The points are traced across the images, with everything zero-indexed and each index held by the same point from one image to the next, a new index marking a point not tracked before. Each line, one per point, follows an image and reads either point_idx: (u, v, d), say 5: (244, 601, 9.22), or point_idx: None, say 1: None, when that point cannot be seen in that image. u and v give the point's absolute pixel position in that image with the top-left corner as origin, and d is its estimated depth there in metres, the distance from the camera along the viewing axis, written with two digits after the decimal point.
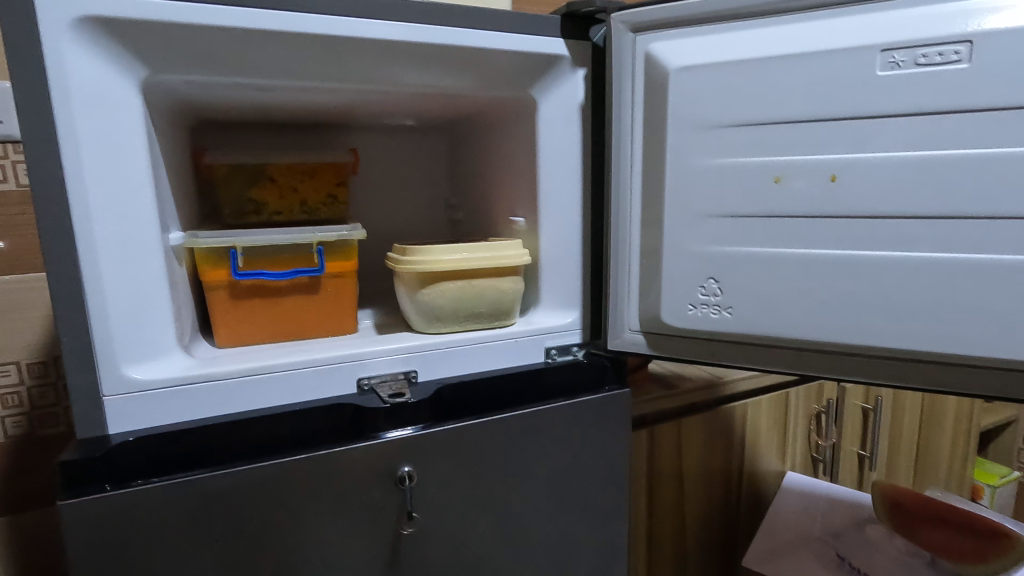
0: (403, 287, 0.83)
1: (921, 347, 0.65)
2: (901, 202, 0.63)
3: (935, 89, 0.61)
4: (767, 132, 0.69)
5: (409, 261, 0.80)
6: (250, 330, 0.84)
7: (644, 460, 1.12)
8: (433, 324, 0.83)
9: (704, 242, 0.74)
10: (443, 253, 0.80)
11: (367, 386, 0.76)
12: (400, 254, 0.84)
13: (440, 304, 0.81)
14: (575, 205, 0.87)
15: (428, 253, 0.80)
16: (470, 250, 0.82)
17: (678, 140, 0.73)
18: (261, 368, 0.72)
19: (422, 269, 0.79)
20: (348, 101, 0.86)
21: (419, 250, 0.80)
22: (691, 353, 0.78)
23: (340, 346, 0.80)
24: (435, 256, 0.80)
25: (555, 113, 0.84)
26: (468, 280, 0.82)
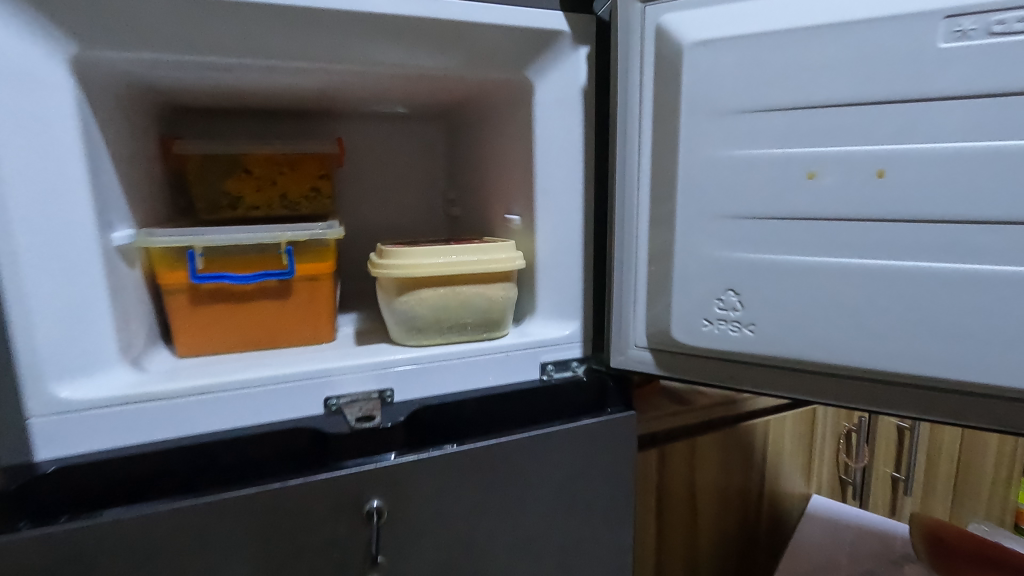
0: (380, 292, 0.73)
1: (985, 378, 0.54)
2: (965, 203, 0.52)
3: (1011, 63, 0.49)
4: (799, 119, 0.58)
5: (387, 264, 0.70)
6: (213, 338, 0.76)
7: (653, 483, 1.02)
8: (411, 337, 0.73)
9: (722, 247, 0.63)
10: (425, 256, 0.70)
11: (335, 407, 0.67)
12: (379, 255, 0.74)
13: (420, 314, 0.71)
14: (575, 203, 0.77)
15: (408, 256, 0.70)
16: (459, 252, 0.71)
17: (694, 128, 0.62)
18: (210, 385, 0.63)
19: (399, 275, 0.69)
20: (322, 84, 0.77)
21: (398, 252, 0.70)
22: (706, 376, 0.68)
23: (308, 359, 0.71)
24: (415, 260, 0.69)
25: (554, 98, 0.74)
26: (452, 287, 0.71)
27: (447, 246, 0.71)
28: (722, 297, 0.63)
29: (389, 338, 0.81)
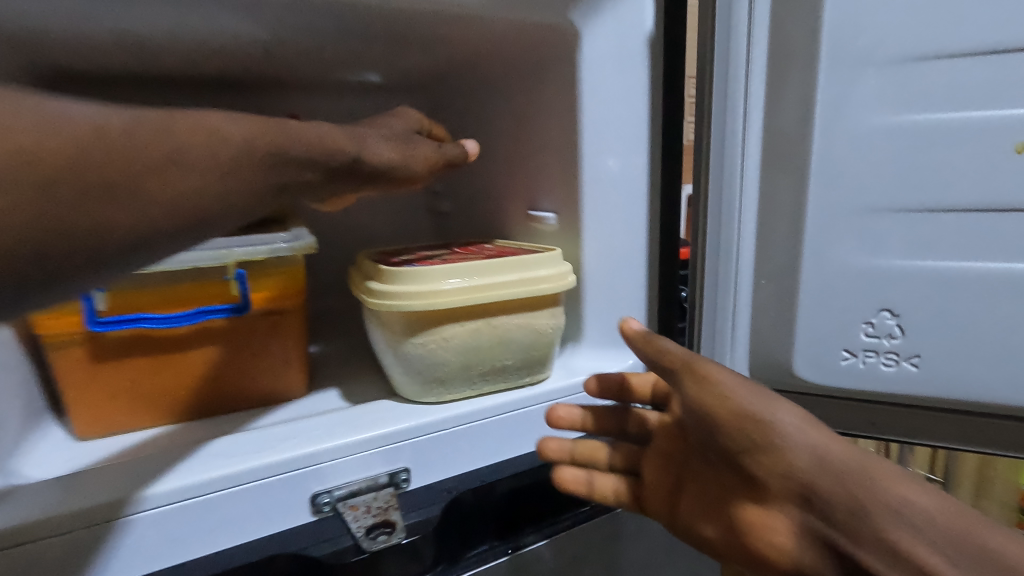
0: (381, 331, 0.52)
1: None
2: None
3: None
4: (1001, 69, 0.40)
5: (392, 294, 0.48)
6: (131, 410, 0.51)
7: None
8: (430, 392, 0.52)
9: (873, 252, 0.46)
10: (446, 278, 0.49)
11: (328, 504, 0.46)
12: (375, 279, 0.52)
13: (443, 361, 0.50)
14: (637, 194, 0.58)
15: (423, 281, 0.48)
16: (492, 268, 0.50)
17: (835, 87, 0.44)
18: (107, 507, 0.40)
19: (412, 309, 0.48)
20: (275, 33, 0.53)
21: (406, 276, 0.48)
22: (842, 424, 0.50)
23: (280, 432, 0.49)
24: (432, 286, 0.48)
25: (609, 53, 0.54)
26: (486, 320, 0.51)
27: (474, 261, 0.50)
28: (874, 320, 0.46)
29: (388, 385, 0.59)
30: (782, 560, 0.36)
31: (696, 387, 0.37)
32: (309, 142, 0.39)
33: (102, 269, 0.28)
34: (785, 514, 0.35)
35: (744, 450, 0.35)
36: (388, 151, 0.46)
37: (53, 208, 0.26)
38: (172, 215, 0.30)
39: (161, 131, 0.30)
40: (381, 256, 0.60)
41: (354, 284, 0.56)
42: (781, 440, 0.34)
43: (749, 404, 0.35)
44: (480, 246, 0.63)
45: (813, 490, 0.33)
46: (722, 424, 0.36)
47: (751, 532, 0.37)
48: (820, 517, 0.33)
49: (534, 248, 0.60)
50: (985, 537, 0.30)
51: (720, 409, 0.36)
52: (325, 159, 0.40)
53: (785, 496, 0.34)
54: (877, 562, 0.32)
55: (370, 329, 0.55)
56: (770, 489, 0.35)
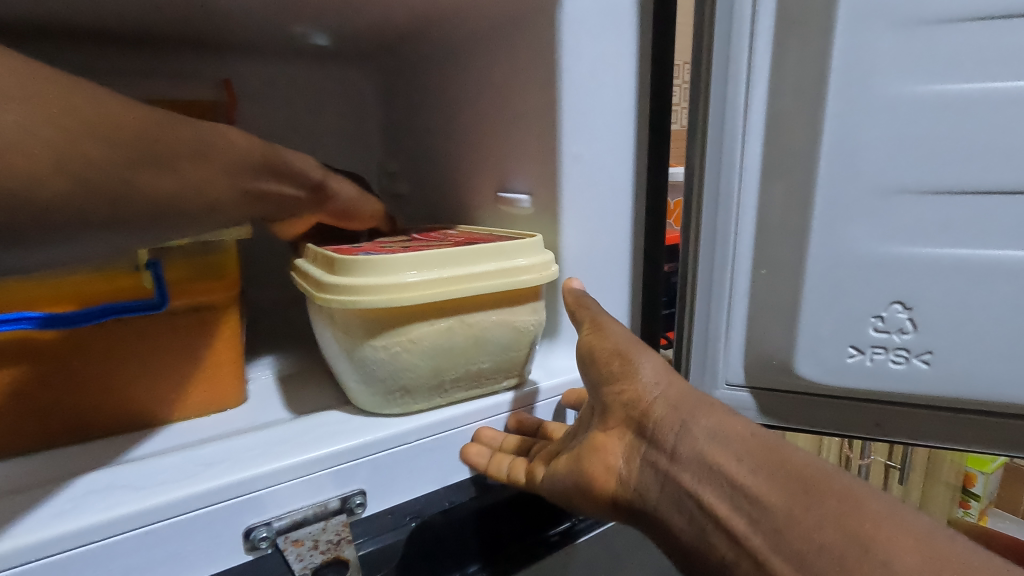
0: (337, 331, 0.44)
1: None
2: None
3: None
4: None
5: (347, 290, 0.41)
6: (19, 432, 0.41)
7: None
8: (395, 402, 0.44)
9: (889, 239, 0.41)
10: (411, 271, 0.41)
11: (268, 540, 0.38)
12: (324, 270, 0.44)
13: (412, 366, 0.43)
14: (619, 174, 0.52)
15: (384, 273, 0.41)
16: (462, 258, 0.43)
17: (851, 53, 0.39)
18: None
19: (373, 307, 0.40)
20: None
21: (364, 266, 0.41)
22: (841, 424, 0.47)
23: (208, 453, 0.40)
24: (394, 280, 0.40)
25: (592, 12, 0.48)
26: (457, 317, 0.44)
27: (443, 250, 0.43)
28: (888, 313, 0.42)
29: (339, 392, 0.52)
30: (610, 479, 0.38)
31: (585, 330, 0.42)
32: (282, 163, 0.44)
33: (125, 226, 0.33)
34: (621, 437, 0.39)
35: (601, 379, 0.40)
36: (352, 190, 0.50)
37: (137, 180, 0.33)
38: (182, 192, 0.36)
39: (187, 127, 0.37)
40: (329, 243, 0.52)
41: (298, 277, 0.48)
42: (632, 373, 0.39)
43: (622, 342, 0.40)
44: (445, 233, 0.56)
45: (647, 416, 0.37)
46: (589, 357, 0.41)
47: (588, 454, 0.40)
48: (647, 441, 0.37)
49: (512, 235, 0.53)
50: (787, 454, 0.33)
51: (594, 345, 0.41)
52: (292, 177, 0.45)
53: (625, 422, 0.39)
54: (689, 477, 0.35)
55: (322, 328, 0.47)
56: (612, 417, 0.39)
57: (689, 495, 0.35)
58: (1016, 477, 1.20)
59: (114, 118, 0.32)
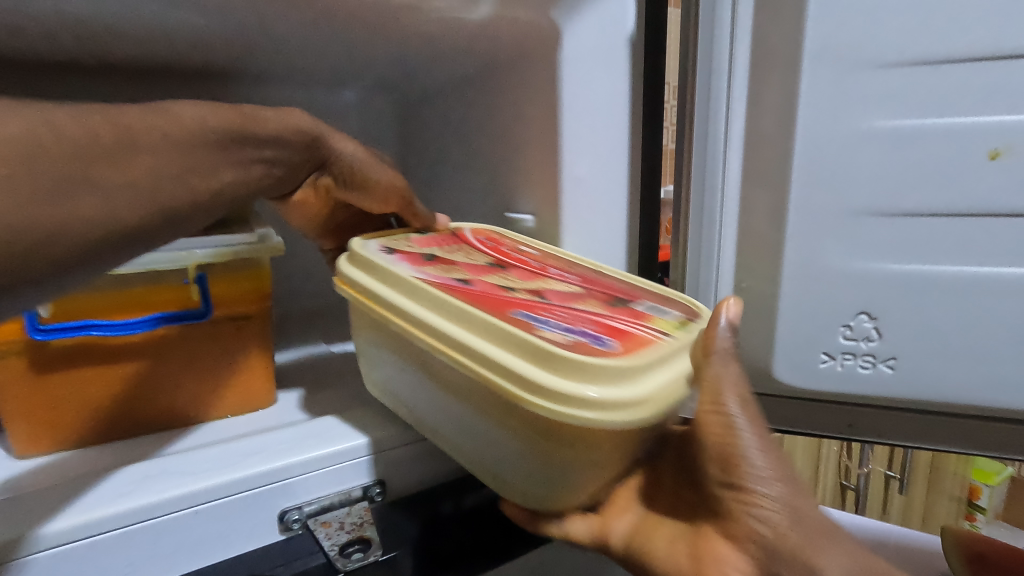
0: (510, 419, 0.38)
1: None
2: None
3: None
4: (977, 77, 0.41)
5: (593, 414, 0.34)
6: (83, 425, 0.47)
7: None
8: (569, 496, 0.40)
9: (855, 256, 0.46)
10: (635, 381, 0.35)
11: (298, 521, 0.43)
12: (493, 346, 0.36)
13: (601, 470, 0.39)
14: (618, 195, 0.57)
15: (618, 386, 0.35)
16: (668, 357, 0.38)
17: (819, 91, 0.44)
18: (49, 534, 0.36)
19: (606, 427, 0.34)
20: (242, 22, 0.50)
21: (592, 373, 0.34)
22: (817, 425, 0.52)
23: (247, 444, 0.46)
24: (624, 399, 0.34)
25: (591, 51, 0.53)
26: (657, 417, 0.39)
27: (649, 343, 0.38)
28: (857, 323, 0.46)
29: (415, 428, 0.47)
30: None
31: (715, 415, 0.39)
32: (249, 133, 0.45)
33: (71, 262, 0.33)
34: (743, 554, 0.38)
35: (731, 486, 0.38)
36: (358, 151, 0.52)
37: (72, 203, 0.33)
38: (129, 199, 0.35)
39: (114, 126, 0.36)
40: (409, 262, 0.46)
41: (426, 334, 0.40)
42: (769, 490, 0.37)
43: (771, 463, 0.38)
44: (518, 253, 0.54)
45: (780, 544, 0.37)
46: (721, 456, 0.39)
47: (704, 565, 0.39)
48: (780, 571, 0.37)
49: (637, 283, 0.50)
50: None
51: (744, 454, 0.38)
52: (270, 142, 0.46)
53: (749, 542, 0.38)
54: None
55: (461, 395, 0.40)
56: (736, 528, 0.39)
57: None
58: (1019, 490, 1.22)
59: (28, 138, 0.31)
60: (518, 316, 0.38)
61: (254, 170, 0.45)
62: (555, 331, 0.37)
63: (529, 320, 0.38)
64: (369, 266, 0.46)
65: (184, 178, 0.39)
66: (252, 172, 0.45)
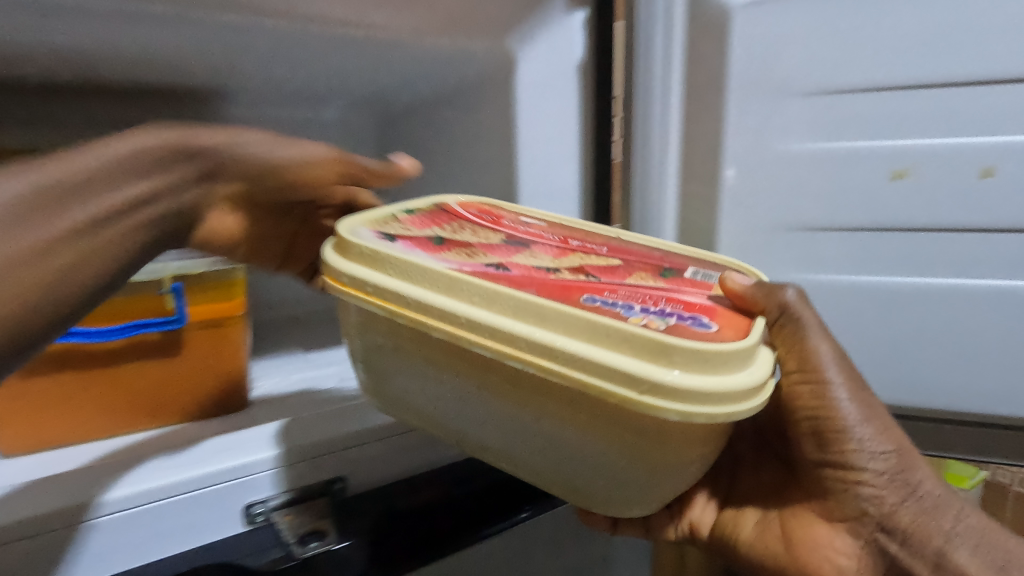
0: (607, 428, 0.35)
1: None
2: None
3: None
4: (879, 105, 0.49)
5: (726, 406, 0.32)
6: (64, 424, 0.50)
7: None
8: (657, 491, 0.38)
9: (783, 262, 0.55)
10: (752, 361, 0.34)
11: (262, 516, 0.46)
12: (581, 343, 0.33)
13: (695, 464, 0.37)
14: (569, 210, 0.61)
15: (739, 373, 0.33)
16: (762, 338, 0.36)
17: (748, 115, 0.51)
18: (63, 512, 0.40)
19: (738, 417, 0.33)
20: (216, 51, 0.54)
21: (713, 365, 0.32)
22: None
23: (218, 441, 0.49)
24: (754, 380, 0.33)
25: (543, 77, 0.57)
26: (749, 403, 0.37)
27: (747, 325, 0.37)
28: None
29: (452, 437, 0.44)
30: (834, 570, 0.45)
31: (801, 383, 0.44)
32: (83, 186, 0.36)
33: None
34: (848, 530, 0.45)
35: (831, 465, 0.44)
36: (255, 134, 0.49)
37: None
38: None
39: None
40: (422, 250, 0.40)
41: (478, 336, 0.35)
42: (877, 465, 0.43)
43: (895, 441, 0.45)
44: (521, 225, 0.48)
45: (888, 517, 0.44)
46: (820, 434, 0.44)
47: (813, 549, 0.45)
48: (882, 532, 0.44)
49: (674, 251, 0.47)
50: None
51: (842, 427, 0.44)
52: (120, 182, 0.39)
53: (856, 517, 0.45)
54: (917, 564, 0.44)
55: (529, 406, 0.37)
56: (842, 509, 0.45)
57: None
58: None
59: None
60: (586, 303, 0.35)
61: (107, 231, 0.37)
62: (642, 317, 0.34)
63: (611, 307, 0.34)
64: (373, 259, 0.39)
65: (1, 274, 0.32)
66: (108, 237, 0.37)
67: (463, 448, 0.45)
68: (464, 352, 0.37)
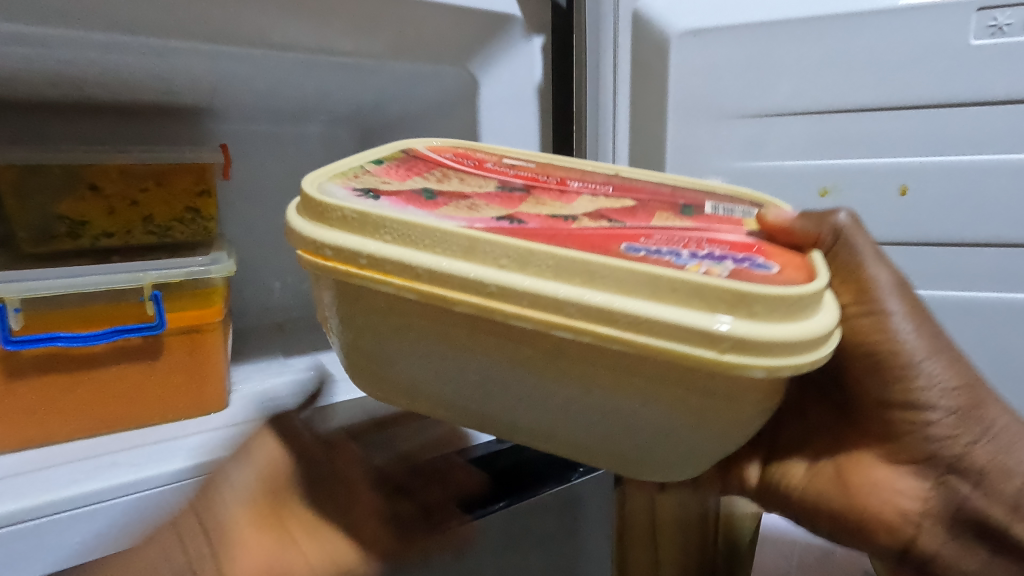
0: (669, 390, 0.34)
1: None
2: (992, 221, 0.52)
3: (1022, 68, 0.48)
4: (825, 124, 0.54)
5: (805, 347, 0.33)
6: (46, 424, 0.53)
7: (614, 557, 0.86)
8: (711, 448, 0.37)
9: None
10: (821, 306, 0.35)
11: None
12: (648, 302, 0.32)
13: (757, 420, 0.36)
14: None
15: (809, 315, 0.34)
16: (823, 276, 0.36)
17: (690, 132, 0.57)
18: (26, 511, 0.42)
19: (823, 358, 0.34)
20: (198, 73, 0.57)
21: (791, 309, 0.33)
22: None
23: (193, 441, 0.52)
24: (826, 324, 0.34)
25: (505, 98, 0.61)
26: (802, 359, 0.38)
27: (799, 266, 0.37)
28: None
29: (496, 427, 0.41)
30: (901, 511, 0.47)
31: (861, 316, 0.45)
32: None
33: None
34: (915, 475, 0.47)
35: (895, 408, 0.46)
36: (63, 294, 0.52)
37: None
38: None
39: None
40: (414, 207, 0.38)
41: (513, 304, 0.33)
42: (950, 400, 0.45)
43: (965, 381, 0.46)
44: (506, 167, 0.47)
45: (961, 460, 0.46)
46: (877, 371, 0.46)
47: (873, 493, 0.48)
48: (952, 472, 0.46)
49: (680, 185, 0.50)
50: None
51: (910, 365, 0.45)
52: None
53: (936, 463, 0.46)
54: (992, 505, 0.46)
55: (574, 377, 0.35)
56: (915, 455, 0.47)
57: (994, 522, 0.46)
58: None
59: None
60: (628, 252, 0.35)
61: None
62: (697, 264, 0.35)
63: (657, 255, 0.35)
64: (360, 223, 0.36)
65: None
66: None
67: (495, 432, 0.42)
68: (491, 326, 0.35)
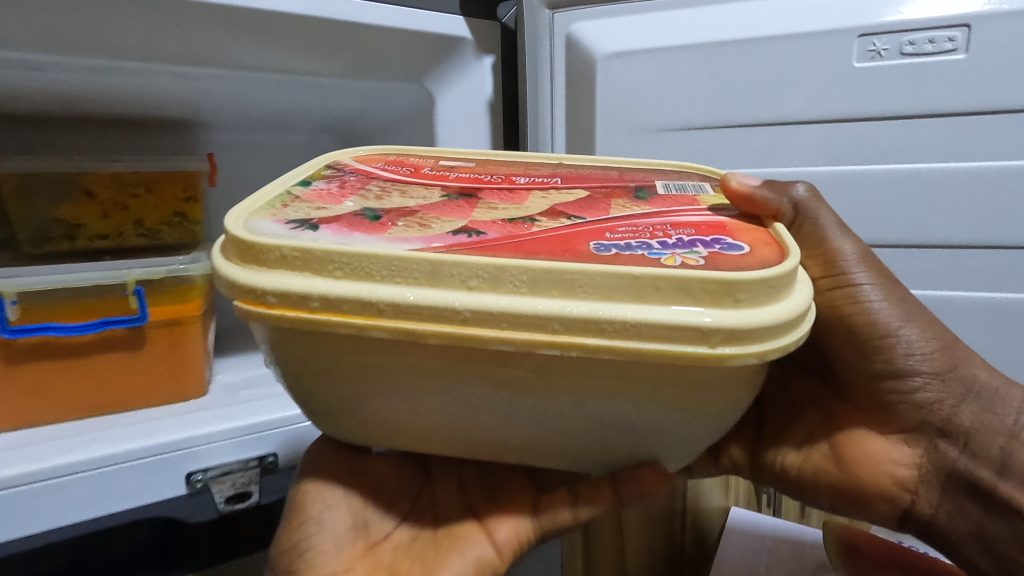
0: (662, 390, 0.35)
1: None
2: (887, 225, 0.57)
3: (903, 89, 0.53)
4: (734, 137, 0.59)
5: (797, 324, 0.34)
6: (38, 406, 0.59)
7: (580, 549, 0.90)
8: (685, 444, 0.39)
9: None
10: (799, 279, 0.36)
11: (202, 483, 0.55)
12: (635, 305, 0.32)
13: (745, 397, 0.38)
14: None
15: (794, 292, 0.35)
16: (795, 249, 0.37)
17: (618, 147, 0.63)
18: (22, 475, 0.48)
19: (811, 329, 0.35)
20: (179, 91, 0.64)
21: (777, 288, 0.33)
22: None
23: (170, 421, 0.58)
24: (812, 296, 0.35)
25: (458, 112, 0.67)
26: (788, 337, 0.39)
27: (768, 241, 0.39)
28: None
29: (464, 445, 0.41)
30: (894, 478, 0.50)
31: (832, 288, 0.48)
32: None
33: None
34: (905, 440, 0.50)
35: (883, 378, 0.48)
36: None
37: None
38: None
39: None
40: (364, 235, 0.38)
41: (491, 330, 0.33)
42: (932, 365, 0.47)
43: (943, 344, 0.48)
44: (447, 170, 0.53)
45: (948, 424, 0.48)
46: (852, 339, 0.48)
47: (866, 465, 0.50)
48: (942, 437, 0.49)
49: (631, 166, 0.54)
50: None
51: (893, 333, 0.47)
52: None
53: (925, 427, 0.49)
54: (980, 466, 0.48)
55: (559, 392, 0.36)
56: (905, 421, 0.49)
57: (986, 484, 0.48)
58: None
59: None
60: (597, 251, 0.36)
61: None
62: (672, 255, 0.35)
63: (629, 252, 0.35)
64: (303, 261, 0.35)
65: None
66: None
67: (483, 457, 0.42)
68: (467, 350, 0.35)
